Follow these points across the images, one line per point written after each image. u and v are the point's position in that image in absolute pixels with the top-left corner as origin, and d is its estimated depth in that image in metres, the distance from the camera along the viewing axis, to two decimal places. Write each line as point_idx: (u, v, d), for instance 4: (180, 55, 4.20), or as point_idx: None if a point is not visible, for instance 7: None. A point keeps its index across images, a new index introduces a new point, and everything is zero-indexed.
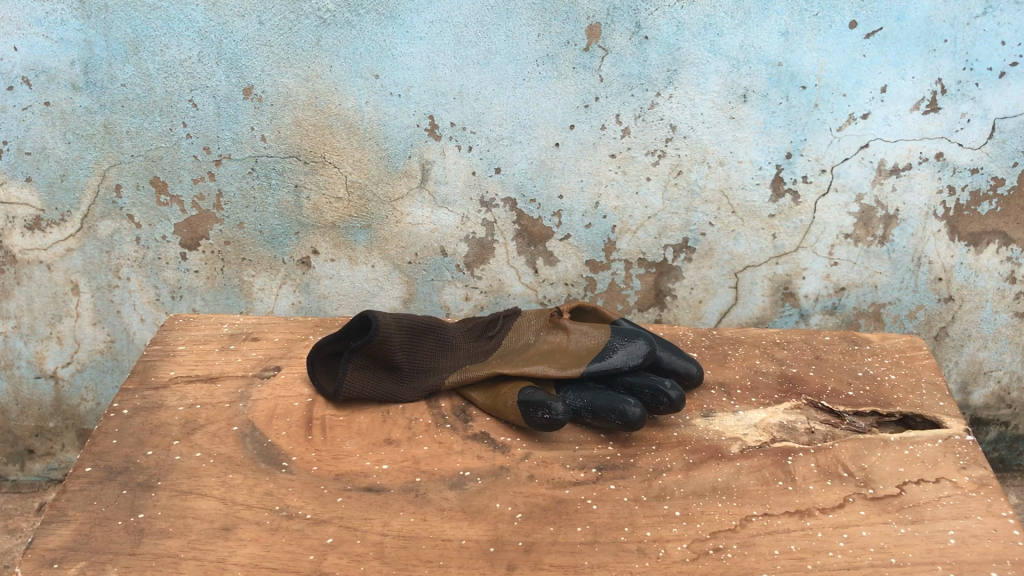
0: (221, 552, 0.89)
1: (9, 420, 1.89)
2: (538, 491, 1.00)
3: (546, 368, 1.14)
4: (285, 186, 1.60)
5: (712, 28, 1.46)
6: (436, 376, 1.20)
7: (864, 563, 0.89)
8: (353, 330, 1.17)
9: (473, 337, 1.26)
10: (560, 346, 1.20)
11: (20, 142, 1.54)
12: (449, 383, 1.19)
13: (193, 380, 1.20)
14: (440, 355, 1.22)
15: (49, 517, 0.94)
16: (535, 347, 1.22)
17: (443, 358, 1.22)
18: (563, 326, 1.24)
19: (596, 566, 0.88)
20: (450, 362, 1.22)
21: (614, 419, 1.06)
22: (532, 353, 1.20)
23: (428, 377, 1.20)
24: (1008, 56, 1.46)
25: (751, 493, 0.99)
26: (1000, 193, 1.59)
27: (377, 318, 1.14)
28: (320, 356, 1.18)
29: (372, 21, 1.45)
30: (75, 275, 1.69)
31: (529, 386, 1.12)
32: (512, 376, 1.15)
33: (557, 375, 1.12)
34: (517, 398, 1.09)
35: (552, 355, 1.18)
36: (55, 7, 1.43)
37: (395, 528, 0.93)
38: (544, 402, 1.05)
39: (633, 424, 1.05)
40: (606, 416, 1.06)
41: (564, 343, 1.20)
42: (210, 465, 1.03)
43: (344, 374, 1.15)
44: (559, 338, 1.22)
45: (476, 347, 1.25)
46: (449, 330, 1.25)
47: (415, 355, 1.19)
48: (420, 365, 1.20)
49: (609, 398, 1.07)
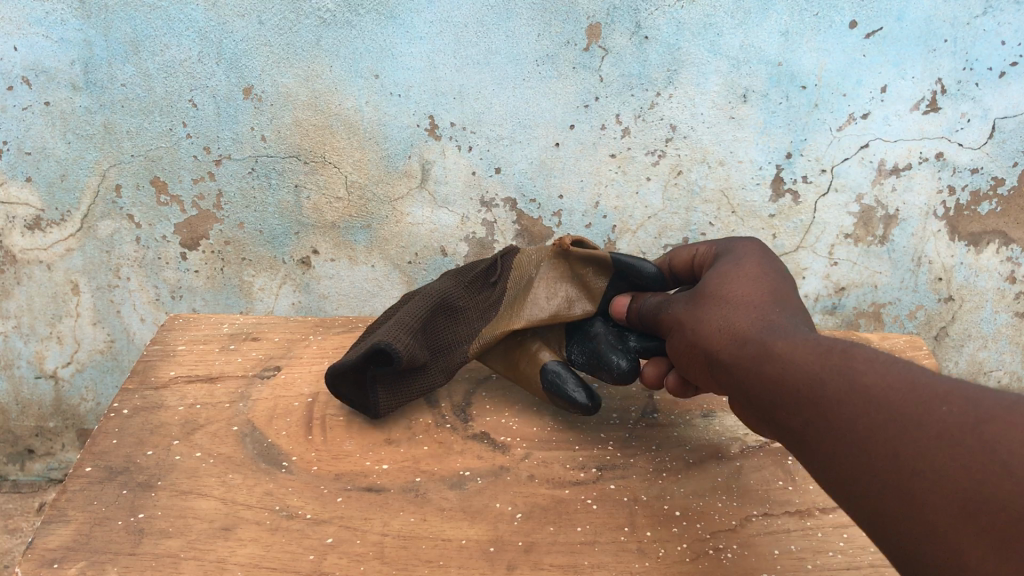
0: (221, 552, 0.86)
1: (9, 420, 1.89)
2: (538, 491, 0.97)
3: (567, 313, 1.08)
4: (285, 186, 1.60)
5: (712, 28, 1.46)
6: (457, 349, 1.12)
7: (864, 563, 0.87)
8: (369, 359, 1.04)
9: (476, 291, 1.15)
10: (573, 281, 1.10)
11: (20, 142, 1.54)
12: (472, 352, 1.10)
13: (194, 380, 1.16)
14: (455, 325, 1.12)
15: (49, 516, 0.91)
16: (544, 283, 1.11)
17: (458, 326, 1.13)
18: (573, 253, 1.10)
19: (596, 567, 0.86)
20: (466, 329, 1.13)
21: (603, 369, 1.04)
22: (545, 294, 1.10)
23: (452, 352, 1.11)
24: (1007, 56, 1.48)
25: (751, 493, 0.97)
26: (1000, 194, 1.60)
27: (387, 349, 1.01)
28: (350, 384, 1.06)
29: (372, 21, 1.46)
30: (75, 275, 1.69)
31: (542, 348, 1.08)
32: (527, 335, 1.10)
33: (581, 315, 1.08)
34: (541, 381, 1.06)
35: (571, 296, 1.09)
36: (55, 7, 1.43)
37: (395, 528, 0.90)
38: (568, 394, 1.02)
39: (623, 377, 1.01)
40: (597, 366, 1.05)
41: (580, 277, 1.10)
42: (209, 465, 0.99)
43: (376, 400, 1.05)
44: (571, 267, 1.11)
45: (486, 302, 1.14)
46: (450, 293, 1.12)
47: (430, 339, 1.10)
48: (441, 346, 1.11)
49: (603, 341, 1.06)
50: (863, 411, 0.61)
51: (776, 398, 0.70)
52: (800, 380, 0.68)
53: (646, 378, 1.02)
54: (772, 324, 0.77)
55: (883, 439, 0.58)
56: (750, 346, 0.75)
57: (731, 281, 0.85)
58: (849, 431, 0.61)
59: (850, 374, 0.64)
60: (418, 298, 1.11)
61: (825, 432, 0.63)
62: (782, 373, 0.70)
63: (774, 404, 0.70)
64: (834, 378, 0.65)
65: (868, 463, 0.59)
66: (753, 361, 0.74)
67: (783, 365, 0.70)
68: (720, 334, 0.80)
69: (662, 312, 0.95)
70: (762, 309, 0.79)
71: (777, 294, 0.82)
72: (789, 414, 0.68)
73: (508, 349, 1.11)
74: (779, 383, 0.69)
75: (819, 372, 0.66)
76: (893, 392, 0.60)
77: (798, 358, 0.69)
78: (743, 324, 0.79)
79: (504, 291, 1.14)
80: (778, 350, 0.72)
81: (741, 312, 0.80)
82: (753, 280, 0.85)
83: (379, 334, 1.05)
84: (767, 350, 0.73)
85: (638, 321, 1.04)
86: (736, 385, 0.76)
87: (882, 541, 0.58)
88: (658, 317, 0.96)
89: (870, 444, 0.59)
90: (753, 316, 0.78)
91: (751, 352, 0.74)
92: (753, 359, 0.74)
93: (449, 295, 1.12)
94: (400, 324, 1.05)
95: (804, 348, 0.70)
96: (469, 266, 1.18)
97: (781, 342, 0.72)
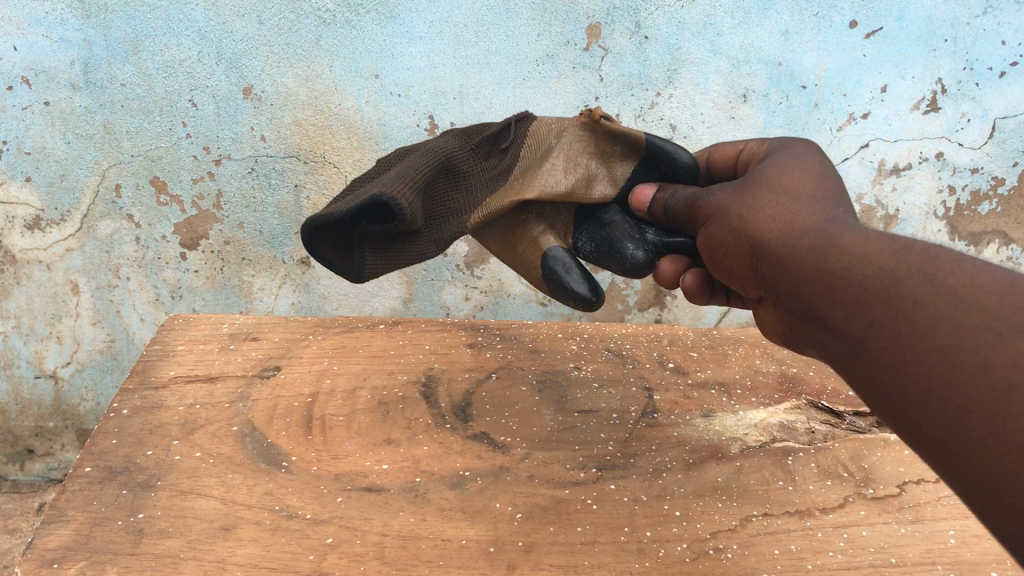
0: (221, 552, 0.86)
1: (9, 420, 1.89)
2: (539, 491, 0.97)
3: (584, 192, 0.94)
4: (285, 186, 1.60)
5: (712, 28, 1.46)
6: (454, 219, 0.95)
7: (864, 563, 0.87)
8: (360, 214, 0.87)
9: (481, 155, 0.96)
10: (598, 157, 0.96)
11: (20, 142, 1.53)
12: (472, 223, 0.94)
13: (194, 380, 1.16)
14: (454, 191, 0.95)
15: (49, 516, 0.91)
16: (563, 155, 0.94)
17: (457, 193, 0.95)
18: (605, 126, 0.94)
19: (596, 567, 0.85)
20: (467, 197, 0.95)
21: (614, 258, 0.93)
22: (564, 168, 0.94)
23: (448, 222, 0.95)
24: (1007, 56, 1.51)
25: (751, 493, 0.97)
26: (999, 193, 1.65)
27: (388, 202, 0.83)
28: (329, 245, 0.89)
29: (372, 20, 1.46)
30: (75, 275, 1.68)
31: (547, 233, 0.94)
32: (530, 215, 0.95)
33: (600, 199, 0.95)
34: (540, 267, 0.93)
35: (592, 173, 0.95)
36: (55, 7, 1.42)
37: (395, 528, 0.90)
38: (563, 277, 0.89)
39: (636, 269, 0.92)
40: (606, 256, 0.94)
41: (606, 155, 0.96)
42: (210, 465, 0.99)
43: (362, 262, 0.90)
44: (597, 143, 0.96)
45: (494, 170, 0.96)
46: (454, 151, 0.94)
47: (426, 201, 0.93)
48: (435, 210, 0.94)
49: (619, 229, 0.94)
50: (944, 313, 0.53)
51: (836, 298, 0.63)
52: (869, 278, 0.60)
53: (661, 275, 0.99)
54: (836, 219, 0.69)
55: (966, 346, 0.51)
56: (810, 238, 0.68)
57: (790, 173, 0.77)
58: (923, 335, 0.54)
59: (934, 273, 0.56)
60: (419, 152, 0.92)
61: (894, 334, 0.56)
62: (846, 269, 0.62)
63: (832, 304, 0.63)
64: (914, 277, 0.57)
65: (940, 372, 0.52)
66: (809, 256, 0.66)
67: (850, 259, 0.62)
68: (777, 229, 0.72)
69: (699, 200, 0.85)
70: (825, 206, 0.71)
71: (841, 193, 0.74)
72: (849, 315, 0.61)
73: (507, 229, 0.96)
74: (841, 281, 0.62)
75: (894, 268, 0.59)
76: (985, 296, 0.52)
77: (868, 253, 0.61)
78: (803, 217, 0.71)
79: (517, 160, 0.97)
80: (844, 243, 0.64)
81: (802, 204, 0.72)
82: (813, 176, 0.76)
83: (374, 187, 0.86)
84: (831, 243, 0.65)
85: (664, 215, 0.92)
86: (786, 284, 0.69)
87: (943, 460, 0.52)
88: (693, 207, 0.86)
89: (949, 352, 0.52)
90: (818, 213, 0.70)
91: (811, 245, 0.67)
92: (811, 252, 0.66)
93: (453, 154, 0.94)
94: (400, 177, 0.87)
95: (877, 244, 0.62)
96: (479, 124, 0.99)
97: (848, 235, 0.64)
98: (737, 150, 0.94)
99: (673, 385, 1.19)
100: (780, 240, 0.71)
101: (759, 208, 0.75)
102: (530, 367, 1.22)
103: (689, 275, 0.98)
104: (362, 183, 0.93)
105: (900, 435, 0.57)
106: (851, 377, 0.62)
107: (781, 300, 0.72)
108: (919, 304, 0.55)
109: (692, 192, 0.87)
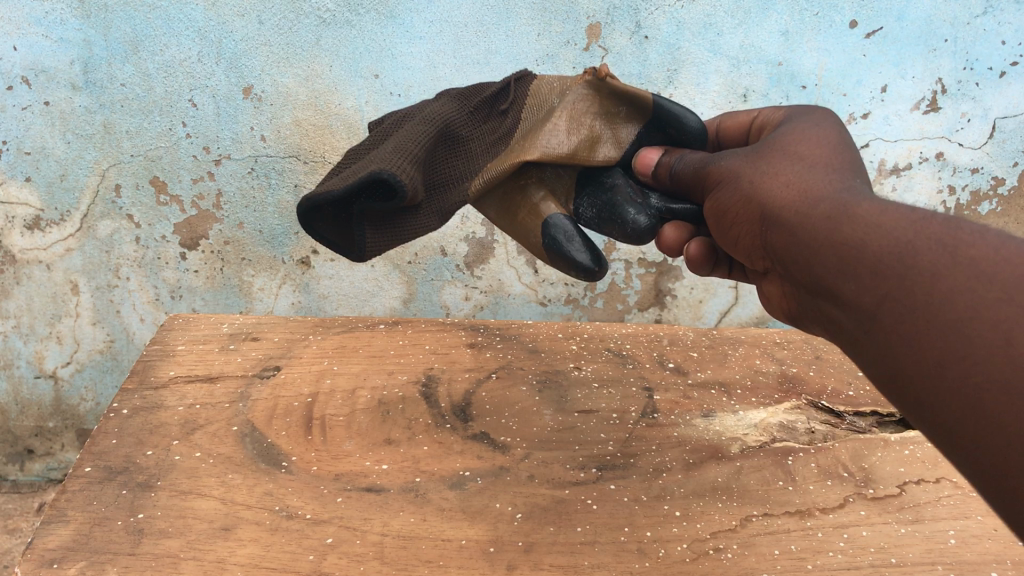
0: (221, 552, 0.86)
1: (9, 419, 1.88)
2: (539, 492, 0.97)
3: (586, 154, 0.93)
4: (284, 186, 1.60)
5: (713, 27, 1.46)
6: (455, 188, 0.95)
7: (864, 563, 0.87)
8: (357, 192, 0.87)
9: (480, 119, 0.97)
10: (602, 118, 0.95)
11: (20, 142, 1.53)
12: (472, 191, 0.94)
13: (193, 380, 1.16)
14: (454, 159, 0.95)
15: (49, 517, 0.90)
16: (566, 115, 0.93)
17: (458, 160, 0.95)
18: (611, 85, 0.94)
19: (596, 567, 0.85)
20: (466, 163, 0.95)
21: (615, 224, 0.93)
22: (567, 128, 0.93)
23: (448, 191, 0.95)
24: (1007, 56, 1.51)
25: (751, 493, 0.97)
26: (999, 193, 1.65)
27: (388, 177, 0.82)
28: (327, 222, 0.89)
29: (372, 20, 1.46)
30: (75, 275, 1.68)
31: (547, 200, 0.94)
32: (530, 180, 0.95)
33: (603, 162, 0.94)
34: (540, 237, 0.92)
35: (596, 135, 0.94)
36: (55, 7, 1.42)
37: (395, 528, 0.90)
38: (561, 246, 0.89)
39: (637, 235, 0.91)
40: (607, 221, 0.94)
41: (610, 116, 0.95)
42: (209, 465, 0.99)
43: (363, 239, 0.91)
44: (601, 103, 0.95)
45: (494, 134, 0.96)
46: (451, 119, 0.94)
47: (425, 173, 0.93)
48: (436, 180, 0.94)
49: (621, 193, 0.94)
50: (966, 286, 0.52)
51: (850, 268, 0.61)
52: (885, 249, 0.58)
53: (665, 241, 0.99)
54: (853, 188, 0.67)
55: (986, 321, 0.50)
56: (826, 206, 0.66)
57: (805, 142, 0.75)
58: (942, 308, 0.52)
59: (954, 245, 0.54)
60: (415, 122, 0.91)
61: (911, 306, 0.55)
62: (861, 240, 0.61)
63: (845, 275, 0.61)
64: (934, 251, 0.55)
65: (957, 347, 0.51)
66: (824, 226, 0.65)
67: (866, 229, 0.61)
68: (790, 198, 0.70)
69: (708, 165, 0.84)
70: (841, 176, 0.69)
71: (857, 163, 0.72)
72: (863, 287, 0.59)
73: (506, 195, 0.95)
74: (857, 252, 0.60)
75: (914, 239, 0.57)
76: (1008, 269, 0.50)
77: (886, 223, 0.60)
78: (818, 186, 0.69)
79: (518, 120, 0.96)
80: (860, 213, 0.62)
81: (818, 173, 0.71)
82: (829, 145, 0.74)
83: (371, 162, 0.85)
84: (847, 213, 0.63)
85: (669, 180, 0.92)
86: (795, 255, 0.68)
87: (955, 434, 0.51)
88: (701, 172, 0.85)
89: (968, 326, 0.50)
90: (833, 183, 0.68)
91: (825, 215, 0.65)
92: (825, 221, 0.65)
93: (451, 120, 0.94)
94: (398, 150, 0.86)
95: (895, 215, 0.60)
96: (475, 87, 0.99)
97: (866, 207, 0.63)
98: (750, 119, 0.94)
99: (674, 385, 1.19)
100: (793, 208, 0.69)
101: (770, 176, 0.74)
102: (531, 368, 1.22)
103: (694, 243, 0.98)
104: (358, 157, 0.93)
105: (908, 408, 0.56)
106: (859, 351, 0.61)
107: (789, 272, 0.70)
108: (939, 277, 0.54)
109: (701, 158, 0.86)
